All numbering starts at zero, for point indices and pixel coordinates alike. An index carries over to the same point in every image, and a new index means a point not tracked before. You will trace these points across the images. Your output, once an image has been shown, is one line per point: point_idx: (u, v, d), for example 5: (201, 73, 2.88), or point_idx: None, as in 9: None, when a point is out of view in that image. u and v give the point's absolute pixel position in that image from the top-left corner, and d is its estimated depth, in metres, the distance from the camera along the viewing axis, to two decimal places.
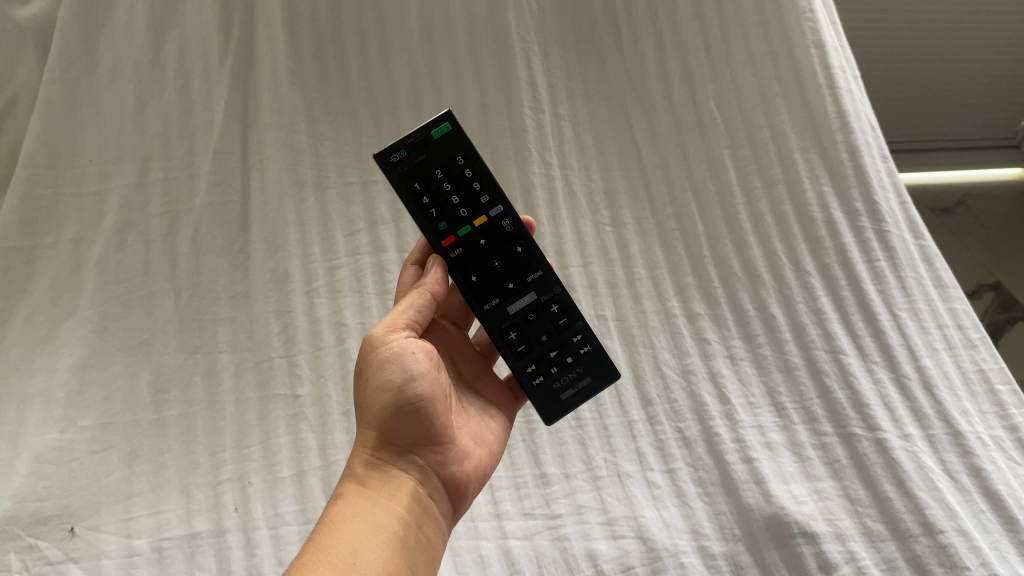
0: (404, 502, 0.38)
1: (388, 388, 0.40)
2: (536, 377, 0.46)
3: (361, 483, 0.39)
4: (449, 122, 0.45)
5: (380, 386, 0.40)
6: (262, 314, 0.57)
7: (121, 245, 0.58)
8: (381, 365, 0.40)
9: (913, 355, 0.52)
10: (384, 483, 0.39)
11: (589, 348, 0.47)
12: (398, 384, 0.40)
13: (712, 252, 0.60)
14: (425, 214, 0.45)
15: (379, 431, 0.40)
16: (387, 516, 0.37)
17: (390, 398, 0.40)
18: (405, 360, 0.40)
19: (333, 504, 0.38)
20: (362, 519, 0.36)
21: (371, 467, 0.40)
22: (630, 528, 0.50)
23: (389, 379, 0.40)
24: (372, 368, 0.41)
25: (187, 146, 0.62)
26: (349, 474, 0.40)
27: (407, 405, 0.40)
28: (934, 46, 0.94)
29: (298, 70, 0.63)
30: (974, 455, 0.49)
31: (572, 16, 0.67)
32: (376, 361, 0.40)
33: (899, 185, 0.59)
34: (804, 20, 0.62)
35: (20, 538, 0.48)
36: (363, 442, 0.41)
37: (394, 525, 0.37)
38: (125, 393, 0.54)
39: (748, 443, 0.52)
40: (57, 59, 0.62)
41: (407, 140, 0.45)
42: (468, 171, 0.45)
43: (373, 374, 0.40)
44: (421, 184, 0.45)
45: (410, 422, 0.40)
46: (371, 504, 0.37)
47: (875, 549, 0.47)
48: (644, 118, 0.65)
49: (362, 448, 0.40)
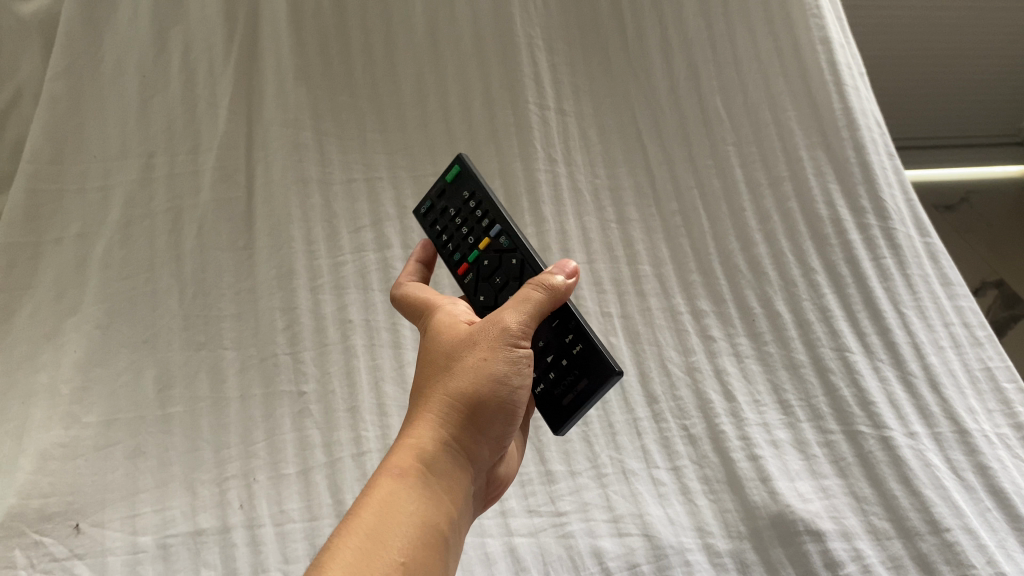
0: (454, 500, 0.35)
1: (500, 389, 0.36)
2: (536, 385, 0.43)
3: (421, 462, 0.34)
4: (458, 163, 0.48)
5: (493, 382, 0.36)
6: (266, 310, 0.57)
7: (125, 241, 0.58)
8: (507, 363, 0.36)
9: (919, 353, 0.52)
10: (445, 472, 0.35)
11: (582, 347, 0.42)
12: (510, 390, 0.36)
13: (717, 249, 0.60)
14: (445, 252, 0.47)
15: (464, 418, 0.36)
16: (438, 511, 0.33)
17: (495, 396, 0.36)
18: (527, 369, 0.37)
19: (386, 475, 0.33)
20: (418, 508, 0.33)
21: (439, 448, 0.35)
22: (635, 526, 0.50)
23: (505, 381, 0.36)
24: (491, 355, 0.36)
25: (191, 143, 0.62)
26: (409, 443, 0.35)
27: (503, 410, 0.37)
28: (937, 45, 0.94)
29: (303, 67, 0.63)
30: (980, 453, 0.49)
31: (578, 12, 0.67)
32: (500, 354, 0.36)
33: (905, 182, 0.59)
34: (810, 15, 0.62)
35: (25, 534, 0.48)
36: (439, 414, 0.36)
37: (444, 524, 0.33)
38: (129, 390, 0.54)
39: (753, 441, 0.52)
40: (60, 54, 0.62)
41: (430, 194, 0.50)
42: (473, 204, 0.47)
43: (493, 363, 0.36)
44: (440, 225, 0.48)
45: (495, 423, 0.37)
46: (430, 493, 0.34)
47: (881, 547, 0.47)
48: (649, 115, 0.65)
49: (435, 421, 0.35)
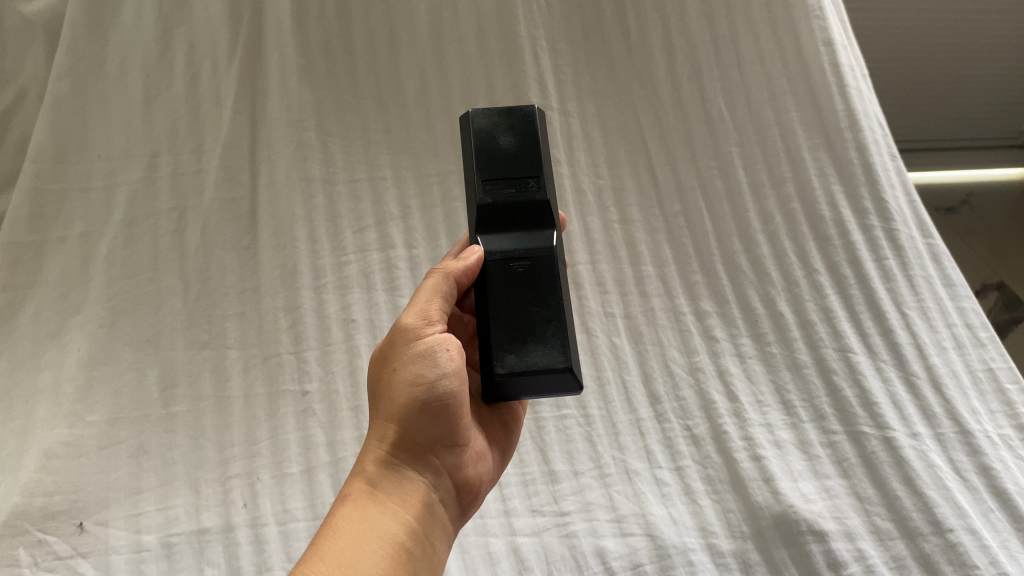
0: (414, 509, 0.36)
1: (423, 387, 0.37)
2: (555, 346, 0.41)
3: (370, 484, 0.36)
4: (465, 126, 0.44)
5: (412, 384, 0.37)
6: (270, 309, 0.57)
7: (129, 240, 0.59)
8: (417, 360, 0.37)
9: (922, 353, 0.52)
10: (396, 486, 0.36)
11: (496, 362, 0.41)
12: (428, 383, 0.37)
13: (720, 250, 0.60)
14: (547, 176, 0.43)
15: (400, 429, 0.37)
16: (393, 524, 0.35)
17: (420, 398, 0.37)
18: (438, 356, 0.37)
19: (338, 504, 0.36)
20: (368, 526, 0.34)
21: (386, 467, 0.37)
22: (638, 526, 0.50)
23: (420, 376, 0.37)
24: (402, 361, 0.38)
25: (195, 142, 0.62)
26: (358, 470, 0.37)
27: (435, 408, 0.37)
28: (942, 46, 0.94)
29: (307, 67, 0.63)
30: (983, 454, 0.49)
31: (581, 13, 0.67)
32: (410, 354, 0.37)
33: (907, 184, 0.60)
34: (813, 16, 0.62)
35: (29, 533, 0.48)
36: (379, 437, 0.38)
37: (400, 535, 0.34)
38: (133, 389, 0.54)
39: (756, 441, 0.52)
40: (65, 53, 0.62)
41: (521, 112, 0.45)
42: None
43: (406, 367, 0.37)
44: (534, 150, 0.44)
45: (432, 425, 0.37)
46: (380, 508, 0.35)
47: (884, 547, 0.47)
48: (652, 115, 0.65)
49: (377, 443, 0.38)
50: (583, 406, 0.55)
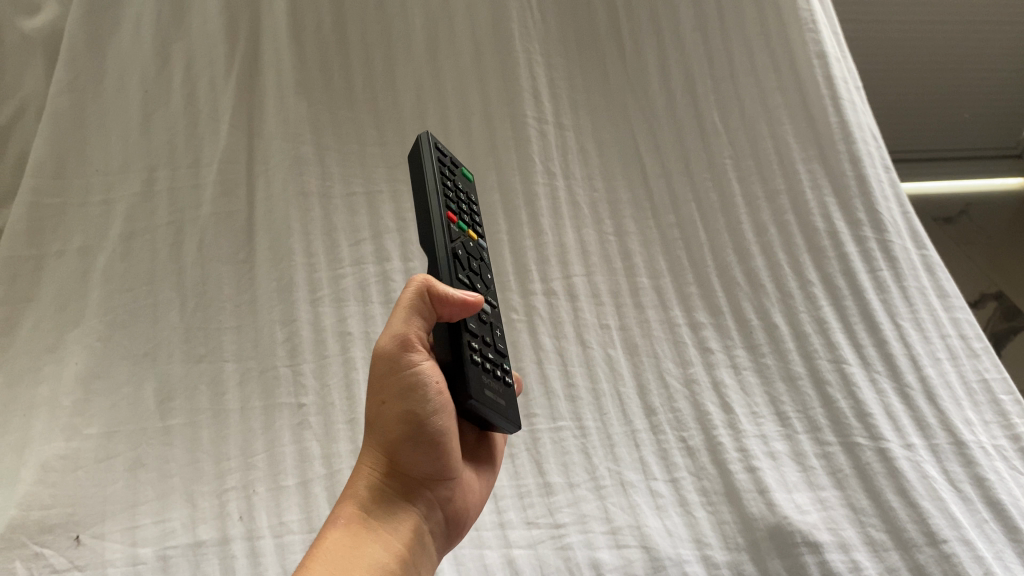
0: (404, 537, 0.36)
1: (409, 419, 0.36)
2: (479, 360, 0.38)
3: (364, 510, 0.36)
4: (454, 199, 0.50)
5: (400, 412, 0.36)
6: (266, 322, 0.57)
7: (126, 254, 0.59)
8: (405, 391, 0.36)
9: (915, 365, 0.53)
10: (388, 515, 0.36)
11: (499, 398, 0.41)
12: (419, 418, 0.36)
13: (715, 262, 0.60)
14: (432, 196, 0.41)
15: (391, 458, 0.37)
16: (383, 552, 0.35)
17: (406, 427, 0.36)
18: (429, 391, 0.36)
19: (331, 526, 0.36)
20: (359, 553, 0.34)
21: (378, 493, 0.37)
22: (633, 537, 0.49)
23: (411, 411, 0.36)
24: (392, 394, 0.36)
25: (192, 156, 0.62)
26: (350, 494, 0.37)
27: (422, 438, 0.36)
28: (934, 55, 0.95)
29: (305, 82, 0.64)
30: (976, 464, 0.49)
31: (577, 29, 0.68)
32: (400, 386, 0.36)
33: (900, 195, 0.60)
34: (806, 29, 0.64)
35: (25, 546, 0.48)
36: (370, 463, 0.38)
37: (390, 563, 0.34)
38: (130, 402, 0.54)
39: (751, 453, 0.52)
40: (66, 71, 0.63)
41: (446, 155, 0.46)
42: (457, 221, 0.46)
43: (398, 400, 0.36)
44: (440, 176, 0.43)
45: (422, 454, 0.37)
46: (371, 536, 0.35)
47: (878, 558, 0.47)
48: (646, 127, 0.65)
49: (369, 470, 0.37)
50: (579, 418, 0.55)
